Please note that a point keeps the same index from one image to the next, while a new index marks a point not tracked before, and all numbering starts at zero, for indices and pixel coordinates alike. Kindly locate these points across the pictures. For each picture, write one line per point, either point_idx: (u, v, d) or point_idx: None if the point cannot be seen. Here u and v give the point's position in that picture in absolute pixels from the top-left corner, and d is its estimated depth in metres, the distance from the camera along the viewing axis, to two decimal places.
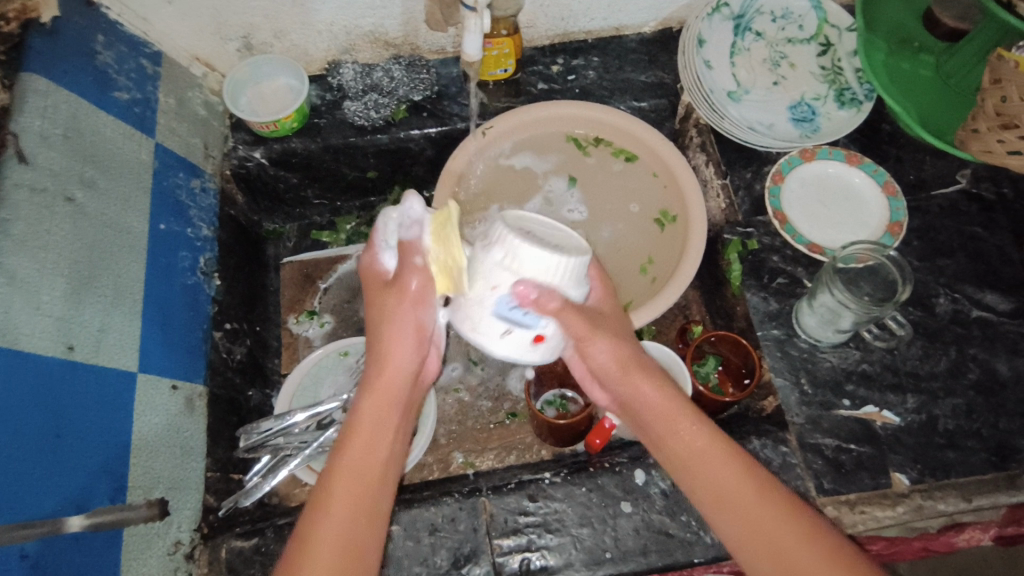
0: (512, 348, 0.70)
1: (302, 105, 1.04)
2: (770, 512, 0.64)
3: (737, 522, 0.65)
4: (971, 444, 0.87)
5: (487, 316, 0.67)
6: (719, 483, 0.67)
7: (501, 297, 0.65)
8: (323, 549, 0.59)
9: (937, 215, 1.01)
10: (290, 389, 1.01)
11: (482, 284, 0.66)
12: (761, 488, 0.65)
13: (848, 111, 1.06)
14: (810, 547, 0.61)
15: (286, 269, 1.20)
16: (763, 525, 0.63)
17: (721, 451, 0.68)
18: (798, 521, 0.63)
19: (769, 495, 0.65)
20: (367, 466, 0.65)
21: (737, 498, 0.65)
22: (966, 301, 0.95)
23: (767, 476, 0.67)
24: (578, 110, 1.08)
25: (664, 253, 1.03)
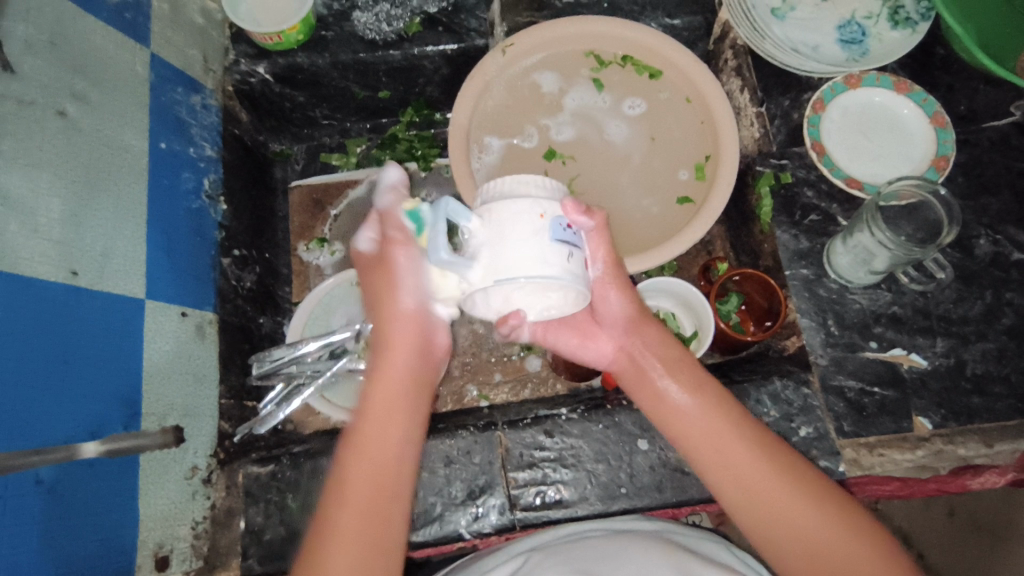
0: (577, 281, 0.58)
1: (308, 15, 0.96)
2: (771, 471, 0.62)
3: (727, 469, 0.63)
4: (998, 390, 0.85)
5: (547, 247, 0.56)
6: (714, 433, 0.65)
7: (553, 219, 0.57)
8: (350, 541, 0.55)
9: (986, 149, 0.94)
10: (300, 320, 0.98)
11: (526, 216, 0.56)
12: (762, 447, 0.64)
13: (902, 33, 0.96)
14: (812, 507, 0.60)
15: (296, 193, 1.15)
16: (761, 484, 0.62)
17: (722, 409, 0.66)
18: (799, 479, 0.62)
19: (769, 454, 0.63)
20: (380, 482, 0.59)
21: (733, 457, 0.63)
22: (1007, 243, 0.90)
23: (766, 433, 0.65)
24: (606, 26, 0.99)
25: (653, 223, 0.97)
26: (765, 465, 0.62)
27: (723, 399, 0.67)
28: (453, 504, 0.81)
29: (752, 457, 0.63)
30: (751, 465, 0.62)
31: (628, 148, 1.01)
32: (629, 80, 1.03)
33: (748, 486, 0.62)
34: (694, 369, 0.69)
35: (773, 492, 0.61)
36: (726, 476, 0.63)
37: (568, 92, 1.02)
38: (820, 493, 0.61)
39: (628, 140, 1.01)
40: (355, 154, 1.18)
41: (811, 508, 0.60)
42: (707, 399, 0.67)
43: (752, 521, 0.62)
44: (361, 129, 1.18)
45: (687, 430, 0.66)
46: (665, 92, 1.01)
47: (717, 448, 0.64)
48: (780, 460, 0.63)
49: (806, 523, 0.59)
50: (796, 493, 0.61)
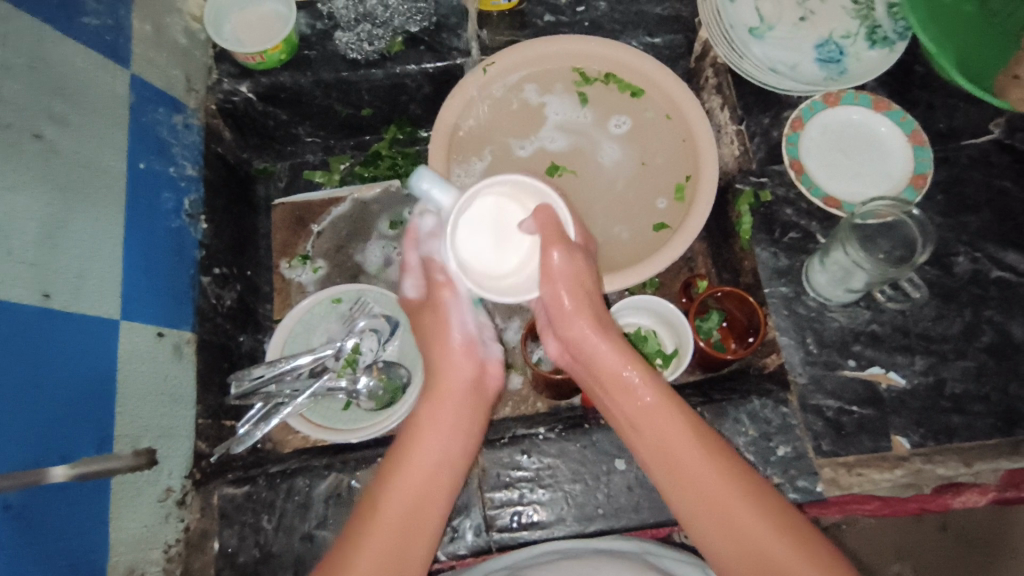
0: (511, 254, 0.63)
1: (291, 35, 0.97)
2: (719, 479, 0.60)
3: (676, 479, 0.62)
4: (978, 409, 0.85)
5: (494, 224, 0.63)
6: (662, 440, 0.64)
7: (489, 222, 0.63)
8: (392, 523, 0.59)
9: (965, 167, 0.94)
10: (282, 335, 0.98)
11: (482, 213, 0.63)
12: (711, 456, 0.62)
13: (879, 52, 0.97)
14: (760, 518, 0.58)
15: (278, 211, 1.16)
16: (710, 496, 0.60)
17: (671, 414, 0.65)
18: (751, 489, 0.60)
19: (723, 462, 0.61)
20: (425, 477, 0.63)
21: (681, 456, 0.62)
22: (986, 261, 0.90)
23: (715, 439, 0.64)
24: (588, 46, 1.00)
25: (626, 249, 0.97)
26: (715, 471, 0.61)
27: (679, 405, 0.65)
28: None
29: (701, 459, 0.62)
30: (698, 466, 0.61)
31: (617, 169, 1.01)
32: (612, 99, 1.03)
33: (695, 489, 0.61)
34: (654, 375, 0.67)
35: (717, 496, 0.60)
36: (671, 472, 0.63)
37: (552, 111, 1.03)
38: (776, 511, 0.58)
39: (617, 162, 1.01)
40: (338, 172, 1.18)
41: (756, 516, 0.58)
42: (665, 410, 0.65)
43: (689, 516, 0.61)
44: (345, 146, 1.18)
45: (638, 428, 0.66)
46: (648, 110, 1.02)
47: (665, 446, 0.64)
48: (734, 469, 0.61)
49: (752, 534, 0.57)
50: (744, 500, 0.59)
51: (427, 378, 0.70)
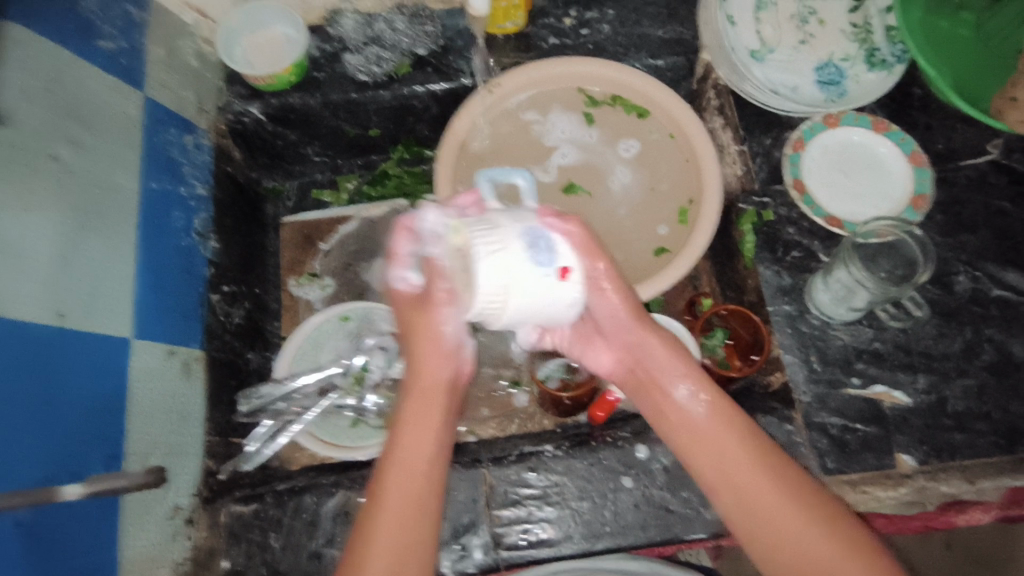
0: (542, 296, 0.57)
1: (300, 58, 0.99)
2: (789, 499, 0.61)
3: (741, 493, 0.63)
4: (981, 427, 0.85)
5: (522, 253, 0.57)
6: (727, 455, 0.64)
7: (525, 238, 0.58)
8: (387, 525, 0.59)
9: (964, 187, 0.96)
10: (289, 354, 0.99)
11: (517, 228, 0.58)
12: (777, 474, 0.63)
13: (878, 74, 1.00)
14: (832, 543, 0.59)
15: (286, 229, 1.17)
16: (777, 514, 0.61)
17: (733, 429, 0.65)
18: (814, 510, 0.61)
19: (784, 483, 0.62)
20: (410, 480, 0.61)
21: (740, 481, 0.63)
22: (986, 280, 0.91)
23: (780, 457, 0.64)
24: (594, 67, 1.01)
25: (624, 273, 0.98)
26: (779, 494, 0.62)
27: (733, 421, 0.66)
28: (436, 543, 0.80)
29: (763, 485, 0.62)
30: (760, 491, 0.62)
31: (627, 194, 1.03)
32: (619, 120, 1.05)
33: (760, 512, 0.62)
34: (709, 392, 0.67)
35: (783, 522, 0.60)
36: (734, 499, 0.63)
37: (562, 134, 1.05)
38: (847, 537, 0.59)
39: (624, 184, 1.04)
40: (346, 190, 1.20)
41: (824, 540, 0.59)
42: (728, 427, 0.66)
43: (756, 541, 0.62)
44: (352, 165, 1.20)
45: (695, 445, 0.66)
46: (653, 132, 1.03)
47: (725, 473, 0.64)
48: (798, 491, 0.62)
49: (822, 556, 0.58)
50: (810, 524, 0.60)
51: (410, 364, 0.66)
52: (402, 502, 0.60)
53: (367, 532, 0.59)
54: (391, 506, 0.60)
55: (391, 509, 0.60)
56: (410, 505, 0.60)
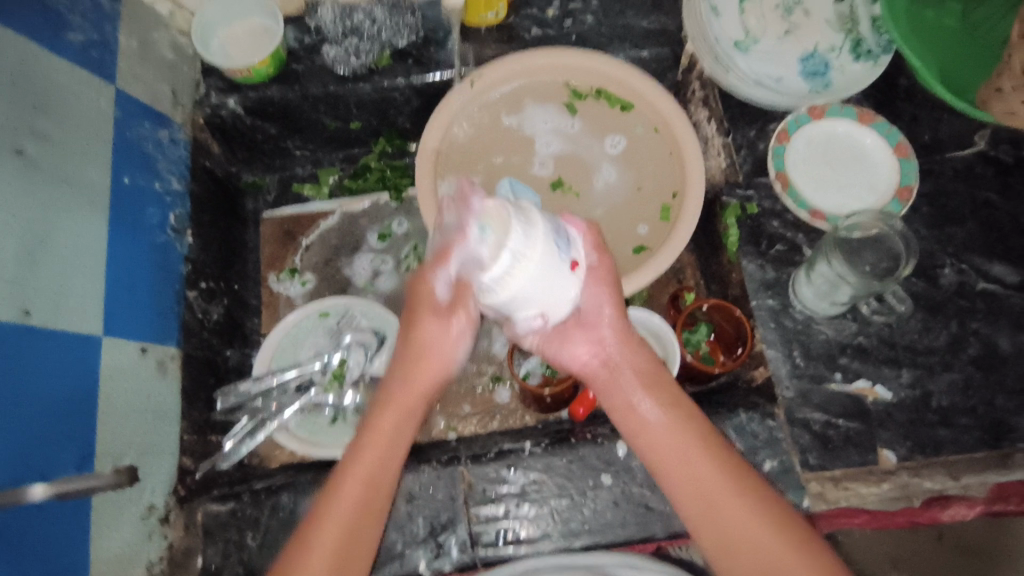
0: (551, 289, 0.61)
1: (278, 50, 0.97)
2: (739, 490, 0.62)
3: (693, 484, 0.64)
4: (965, 421, 0.85)
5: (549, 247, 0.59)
6: (684, 448, 0.65)
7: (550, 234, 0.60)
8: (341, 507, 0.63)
9: (951, 179, 0.95)
10: (269, 350, 0.98)
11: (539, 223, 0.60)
12: (730, 468, 0.64)
13: (864, 65, 0.98)
14: (774, 535, 0.60)
15: (266, 225, 1.15)
16: (724, 505, 0.62)
17: (688, 426, 0.67)
18: (766, 508, 0.62)
19: (744, 483, 0.63)
20: (375, 461, 0.66)
21: (700, 478, 0.64)
22: (972, 273, 0.90)
23: (734, 453, 0.65)
24: (577, 59, 0.99)
25: None
26: (738, 494, 0.62)
27: (695, 421, 0.67)
28: (413, 541, 0.79)
29: (722, 483, 0.63)
30: (721, 488, 0.63)
31: (610, 192, 1.02)
32: (603, 114, 1.03)
33: (707, 505, 0.63)
34: (675, 393, 0.69)
35: (737, 518, 0.61)
36: (690, 491, 0.64)
37: (547, 131, 1.04)
38: (790, 529, 0.61)
39: (607, 181, 1.02)
40: (327, 184, 1.18)
41: (769, 533, 0.60)
42: (686, 423, 0.67)
43: (714, 540, 0.62)
44: (333, 159, 1.18)
45: (651, 439, 0.67)
46: (637, 125, 1.02)
47: (688, 468, 0.64)
48: (756, 491, 0.63)
49: (766, 546, 0.60)
50: (762, 522, 0.61)
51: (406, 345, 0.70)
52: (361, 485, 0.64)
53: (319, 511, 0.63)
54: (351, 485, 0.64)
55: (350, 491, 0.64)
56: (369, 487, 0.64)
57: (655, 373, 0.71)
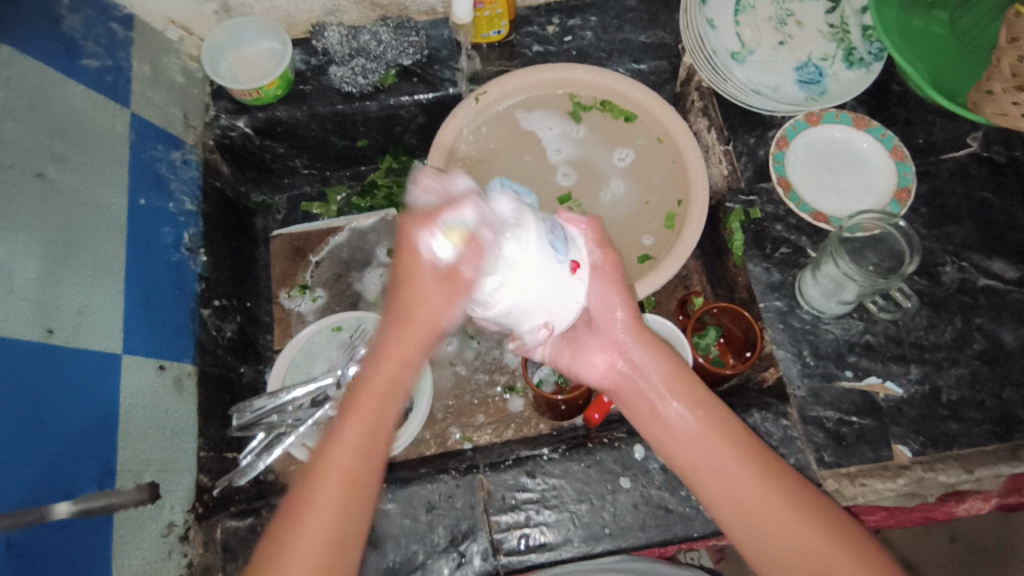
0: (547, 292, 0.58)
1: (286, 71, 1.00)
2: (779, 496, 0.63)
3: (731, 495, 0.64)
4: (974, 415, 0.86)
5: (546, 248, 0.57)
6: (719, 458, 0.66)
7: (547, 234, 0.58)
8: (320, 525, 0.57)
9: (947, 179, 0.97)
10: (282, 366, 0.98)
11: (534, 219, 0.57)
12: (768, 473, 0.65)
13: (857, 72, 1.01)
14: (819, 538, 0.61)
15: (276, 242, 1.16)
16: (765, 513, 0.63)
17: (720, 433, 0.67)
18: (807, 511, 0.63)
19: (780, 488, 0.64)
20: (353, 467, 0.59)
21: (739, 488, 0.64)
22: (973, 270, 0.92)
23: (768, 457, 0.66)
24: (581, 73, 1.02)
25: None
26: (776, 500, 0.63)
27: (727, 429, 0.67)
28: (435, 551, 0.79)
29: (761, 490, 0.64)
30: (757, 495, 0.64)
31: (616, 204, 1.03)
32: (606, 125, 1.05)
33: (749, 514, 0.64)
34: (704, 399, 0.69)
35: (780, 524, 0.62)
36: (730, 502, 0.64)
37: (554, 137, 1.06)
38: (833, 529, 0.62)
39: (612, 190, 1.03)
40: (335, 203, 1.20)
41: (814, 537, 0.61)
42: (718, 430, 0.67)
43: (754, 548, 0.64)
44: (341, 177, 1.20)
45: (684, 449, 0.67)
46: (640, 137, 1.04)
47: (725, 478, 0.65)
48: (792, 494, 0.64)
49: (812, 550, 0.61)
50: (806, 526, 0.62)
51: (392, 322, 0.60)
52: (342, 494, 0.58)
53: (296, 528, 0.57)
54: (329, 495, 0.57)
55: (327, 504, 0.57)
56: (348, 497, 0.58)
57: (680, 378, 0.70)
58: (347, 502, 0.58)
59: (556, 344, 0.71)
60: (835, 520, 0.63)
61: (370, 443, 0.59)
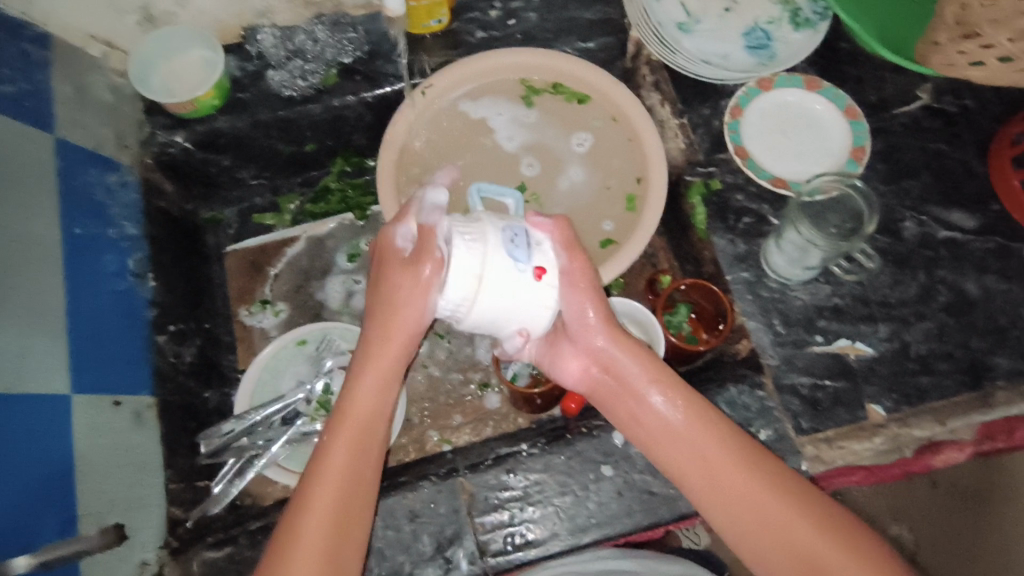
0: (511, 301, 0.61)
1: (221, 80, 0.96)
2: (773, 496, 0.63)
3: (722, 496, 0.64)
4: (944, 367, 0.87)
5: (497, 257, 0.60)
6: (708, 460, 0.65)
7: (502, 239, 0.61)
8: (326, 501, 0.62)
9: (900, 134, 0.97)
10: (248, 387, 0.95)
11: (490, 227, 0.61)
12: (760, 471, 0.64)
13: (805, 33, 1.00)
14: (820, 534, 0.60)
15: (230, 258, 1.12)
16: (761, 514, 0.62)
17: (709, 433, 0.66)
18: (805, 508, 0.62)
19: (768, 479, 0.63)
20: (355, 442, 0.64)
21: (732, 488, 0.64)
22: (933, 223, 0.93)
23: (760, 455, 0.65)
24: (529, 57, 1.00)
25: None
26: (763, 489, 0.63)
27: (703, 416, 0.67)
28: (422, 560, 0.78)
29: (756, 489, 0.63)
30: (749, 492, 0.63)
31: (574, 189, 1.01)
32: (559, 108, 1.03)
33: (746, 516, 0.63)
34: (692, 397, 0.68)
35: (776, 523, 0.62)
36: (720, 504, 0.64)
37: (505, 124, 1.03)
38: (832, 524, 0.61)
39: (569, 176, 1.01)
40: (288, 211, 1.15)
41: (814, 534, 0.60)
42: (706, 431, 0.66)
43: (754, 551, 0.63)
44: (291, 185, 1.15)
45: (673, 453, 0.67)
46: (595, 118, 1.02)
47: (716, 481, 0.65)
48: (782, 484, 0.63)
49: (813, 547, 0.60)
50: (805, 523, 0.61)
51: (378, 314, 0.65)
52: (346, 471, 0.63)
53: (299, 513, 0.61)
54: (335, 470, 0.63)
55: (333, 477, 0.63)
56: (350, 473, 0.63)
57: (663, 377, 0.68)
58: (355, 481, 0.63)
59: (535, 350, 0.70)
60: (834, 515, 0.62)
61: (368, 421, 0.65)
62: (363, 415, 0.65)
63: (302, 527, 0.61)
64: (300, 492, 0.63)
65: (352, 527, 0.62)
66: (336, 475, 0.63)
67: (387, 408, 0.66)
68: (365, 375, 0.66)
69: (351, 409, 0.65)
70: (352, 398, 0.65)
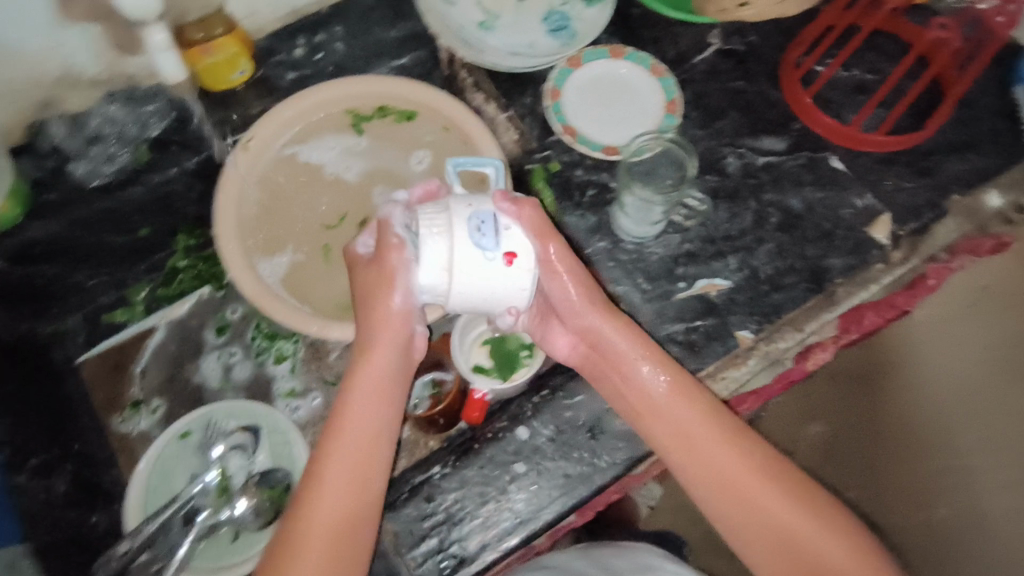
0: (482, 283, 0.68)
1: (15, 186, 0.96)
2: (740, 465, 0.72)
3: (694, 458, 0.73)
4: (791, 280, 0.94)
5: (466, 248, 0.67)
6: (687, 428, 0.74)
7: (467, 228, 0.67)
8: (333, 495, 0.69)
9: (703, 81, 1.04)
10: (136, 499, 0.89)
11: (458, 208, 0.68)
12: (733, 441, 0.73)
13: (597, 8, 1.06)
14: (775, 493, 0.70)
15: (87, 366, 1.02)
16: (736, 476, 0.72)
17: (688, 403, 0.75)
18: (763, 470, 0.72)
19: (741, 446, 0.72)
20: (360, 446, 0.72)
21: (712, 456, 0.73)
22: (750, 153, 1.00)
23: (739, 426, 0.74)
24: (345, 87, 0.98)
25: None
26: (731, 451, 0.72)
27: (699, 392, 0.76)
28: None
29: (729, 455, 0.72)
30: (721, 458, 0.72)
31: None
32: (389, 130, 1.02)
33: (717, 476, 0.72)
34: (677, 370, 0.77)
35: (750, 484, 0.71)
36: (694, 461, 0.73)
37: (337, 158, 1.01)
38: (789, 487, 0.71)
39: None
40: (139, 301, 1.04)
41: (777, 495, 0.70)
42: (688, 406, 0.75)
43: (721, 509, 0.72)
44: None
45: (659, 419, 0.76)
46: (427, 132, 1.01)
47: (695, 451, 0.73)
48: (751, 451, 0.73)
49: (774, 507, 0.70)
50: (768, 483, 0.71)
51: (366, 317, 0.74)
52: (350, 471, 0.71)
53: (305, 497, 0.70)
54: (338, 472, 0.70)
55: (335, 475, 0.70)
56: (358, 470, 0.71)
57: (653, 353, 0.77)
58: (359, 484, 0.70)
59: (529, 325, 0.81)
60: (800, 477, 0.72)
61: (371, 422, 0.73)
62: (370, 417, 0.73)
63: (312, 516, 0.68)
64: (304, 483, 0.71)
65: (356, 530, 0.69)
66: (340, 474, 0.70)
67: (391, 412, 0.74)
68: (362, 377, 0.74)
69: (361, 408, 0.73)
70: (356, 402, 0.73)
